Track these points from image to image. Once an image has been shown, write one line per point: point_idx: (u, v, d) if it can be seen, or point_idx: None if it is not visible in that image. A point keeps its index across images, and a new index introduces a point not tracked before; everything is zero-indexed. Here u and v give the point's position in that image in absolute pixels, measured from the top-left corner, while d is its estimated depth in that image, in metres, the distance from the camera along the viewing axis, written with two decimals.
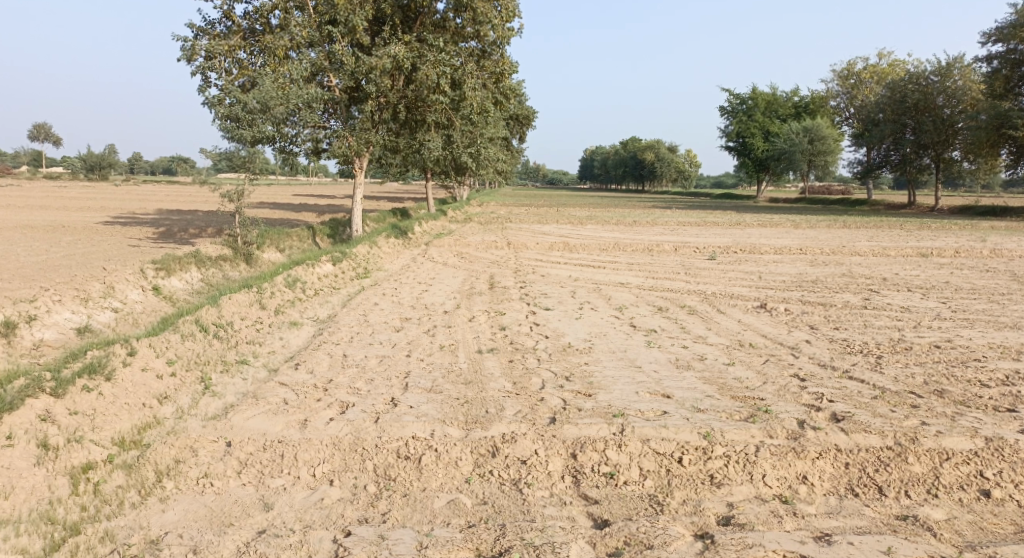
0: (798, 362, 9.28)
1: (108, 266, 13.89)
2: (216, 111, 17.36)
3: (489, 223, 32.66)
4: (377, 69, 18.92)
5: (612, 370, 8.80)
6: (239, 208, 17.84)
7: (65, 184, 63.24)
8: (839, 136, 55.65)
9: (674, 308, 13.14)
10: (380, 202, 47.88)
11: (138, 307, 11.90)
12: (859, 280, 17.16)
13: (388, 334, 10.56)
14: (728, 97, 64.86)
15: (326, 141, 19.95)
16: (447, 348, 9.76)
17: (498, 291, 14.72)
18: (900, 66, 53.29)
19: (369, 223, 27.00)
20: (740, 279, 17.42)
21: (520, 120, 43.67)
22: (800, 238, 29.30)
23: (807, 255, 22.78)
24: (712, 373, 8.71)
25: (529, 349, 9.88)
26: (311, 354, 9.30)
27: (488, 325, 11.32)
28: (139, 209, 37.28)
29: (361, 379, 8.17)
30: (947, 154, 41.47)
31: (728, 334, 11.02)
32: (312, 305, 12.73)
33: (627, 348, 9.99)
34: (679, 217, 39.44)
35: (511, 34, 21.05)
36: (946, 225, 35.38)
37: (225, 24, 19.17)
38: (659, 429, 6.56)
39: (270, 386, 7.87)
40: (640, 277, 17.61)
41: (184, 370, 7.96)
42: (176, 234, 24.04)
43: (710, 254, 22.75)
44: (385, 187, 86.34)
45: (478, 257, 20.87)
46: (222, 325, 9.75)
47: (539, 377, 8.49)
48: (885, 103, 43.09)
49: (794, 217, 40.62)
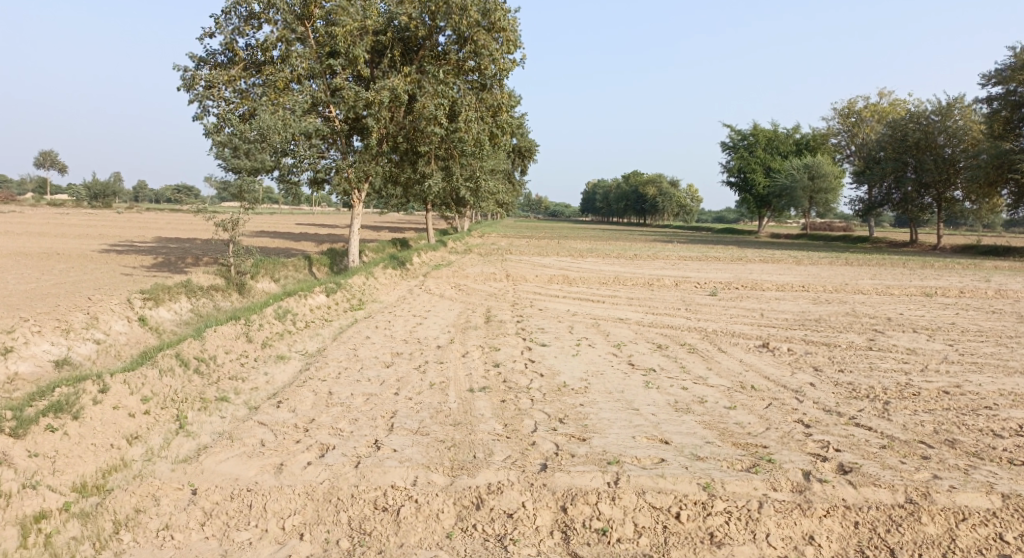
0: (802, 406, 8.90)
1: (95, 295, 13.61)
2: (213, 140, 17.21)
3: (489, 255, 32.40)
4: (376, 101, 18.82)
5: (608, 412, 8.42)
6: (234, 238, 17.61)
7: (66, 211, 63.31)
8: (840, 174, 55.70)
9: (674, 346, 12.78)
10: (380, 232, 47.78)
11: (122, 339, 11.60)
12: (863, 320, 16.81)
13: (377, 370, 10.21)
14: (730, 133, 65.18)
15: (324, 171, 19.79)
16: (437, 386, 9.39)
17: (494, 325, 14.38)
18: (900, 106, 53.52)
19: (367, 253, 26.78)
20: (741, 317, 17.07)
21: (522, 153, 43.73)
22: (802, 275, 29.02)
23: (810, 293, 22.48)
24: (713, 417, 8.33)
25: (523, 387, 9.51)
26: (295, 390, 8.95)
27: (481, 362, 10.97)
28: (138, 236, 37.15)
29: (344, 419, 7.82)
30: (949, 193, 41.35)
31: (729, 374, 10.65)
32: (301, 337, 12.39)
33: (624, 388, 9.61)
34: (680, 252, 39.24)
35: (511, 68, 21.02)
36: (949, 264, 35.07)
37: (225, 54, 19.15)
38: (656, 479, 6.20)
39: (249, 425, 7.52)
40: (639, 312, 17.27)
41: (159, 408, 7.63)
42: (172, 262, 23.81)
43: (711, 290, 22.43)
44: (386, 218, 86.45)
45: (476, 289, 20.58)
46: (205, 359, 9.42)
47: (532, 418, 8.12)
48: (886, 141, 43.13)
49: (795, 254, 40.39)
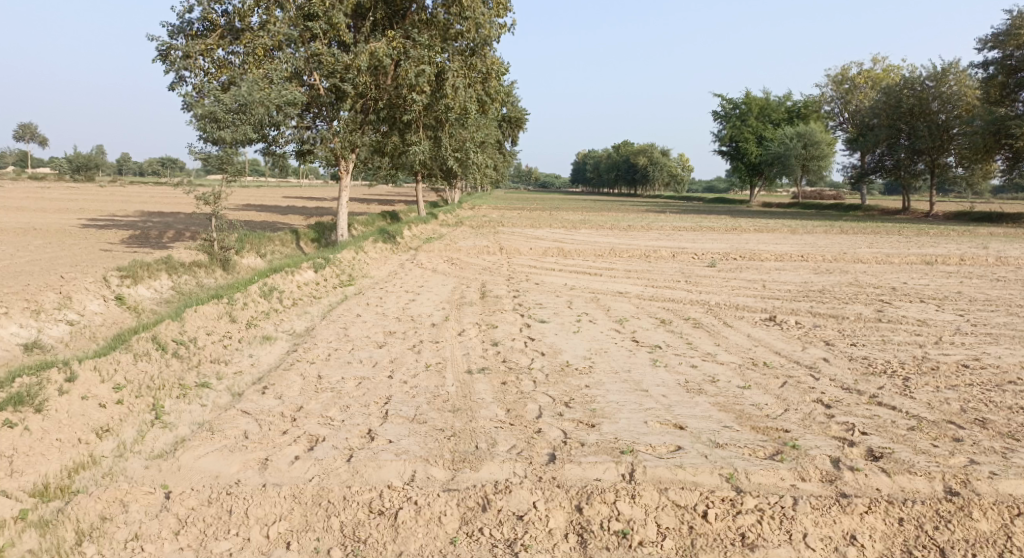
0: (819, 384, 8.43)
1: (69, 273, 12.95)
2: (190, 112, 16.34)
3: (480, 228, 31.71)
4: (359, 65, 18.01)
5: (615, 394, 7.91)
6: (216, 212, 16.79)
7: (47, 186, 61.76)
8: (833, 141, 55.13)
9: (678, 321, 12.27)
10: (370, 206, 46.98)
11: (98, 319, 10.98)
12: (868, 290, 16.38)
13: (369, 351, 9.64)
14: (721, 102, 64.39)
15: (309, 142, 18.96)
16: (434, 368, 8.84)
17: (490, 301, 13.81)
18: (894, 72, 52.79)
19: (356, 227, 26.07)
20: (743, 289, 16.59)
21: (512, 122, 42.86)
22: (800, 244, 28.63)
23: (809, 263, 22.01)
24: (727, 398, 7.83)
25: (523, 368, 8.99)
26: (281, 375, 8.37)
27: (479, 340, 10.42)
28: (120, 212, 36.20)
29: (335, 406, 7.26)
30: (942, 160, 40.91)
31: (739, 351, 10.16)
32: (288, 316, 11.81)
33: (631, 368, 9.09)
34: (674, 222, 38.68)
35: (499, 32, 20.23)
36: (944, 232, 34.72)
37: (201, 23, 18.22)
38: (675, 470, 5.75)
39: (230, 415, 6.95)
40: (638, 285, 16.77)
41: (133, 397, 7.06)
42: (154, 238, 23.05)
43: (710, 261, 21.92)
44: (376, 190, 85.26)
45: (469, 263, 20.00)
46: (184, 342, 8.81)
47: (535, 403, 7.61)
48: (880, 107, 42.45)
49: (789, 223, 39.90)
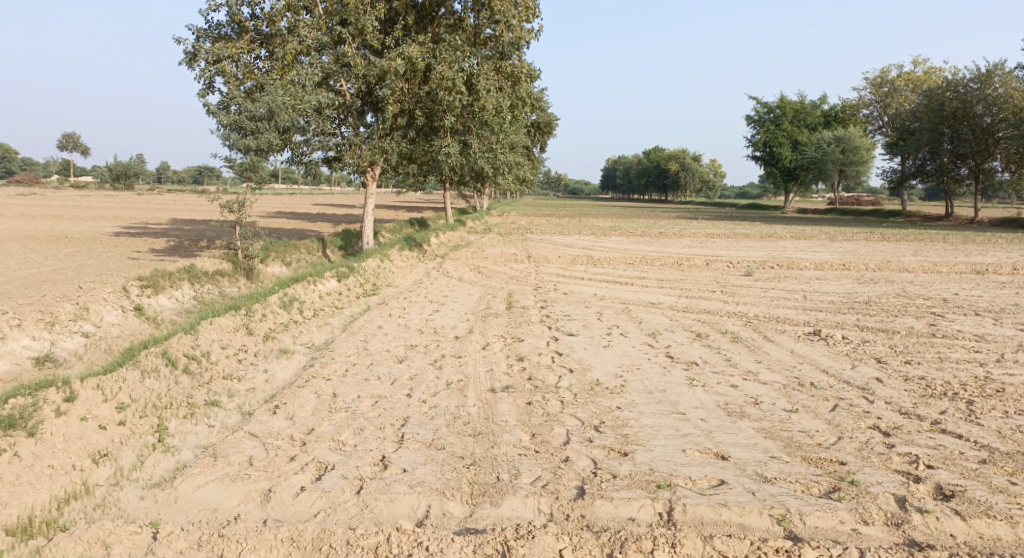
0: (872, 409, 7.74)
1: (90, 282, 12.75)
2: (216, 117, 16.12)
3: (509, 235, 31.22)
4: (389, 71, 17.72)
5: (650, 418, 7.31)
6: (240, 220, 16.53)
7: (84, 193, 62.70)
8: (871, 146, 53.63)
9: (715, 335, 11.60)
10: (400, 213, 46.82)
11: (115, 331, 10.71)
12: (917, 302, 15.51)
13: (389, 366, 9.16)
14: (755, 106, 63.13)
15: (336, 148, 18.70)
16: (455, 386, 8.33)
17: (517, 312, 13.28)
18: (936, 74, 51.24)
19: (383, 234, 25.79)
20: (783, 300, 15.82)
21: (542, 128, 42.41)
22: (839, 252, 27.62)
23: (851, 272, 21.11)
24: (773, 423, 7.19)
25: (551, 387, 8.42)
26: (295, 393, 7.92)
27: (504, 355, 9.88)
28: (153, 219, 36.48)
29: (348, 429, 6.78)
30: (986, 164, 39.41)
31: (782, 368, 9.48)
32: (308, 328, 11.40)
33: (666, 387, 8.47)
34: (707, 229, 37.76)
35: (530, 35, 19.78)
36: (991, 239, 33.29)
37: (230, 26, 18.04)
38: (718, 509, 5.18)
39: (236, 437, 6.51)
40: (671, 295, 16.11)
41: (136, 417, 6.68)
42: (182, 246, 22.99)
43: (746, 270, 21.12)
44: (406, 198, 85.32)
45: (497, 271, 19.54)
46: (196, 357, 8.42)
47: (563, 426, 7.04)
48: (922, 111, 41.04)
49: (826, 229, 38.76)
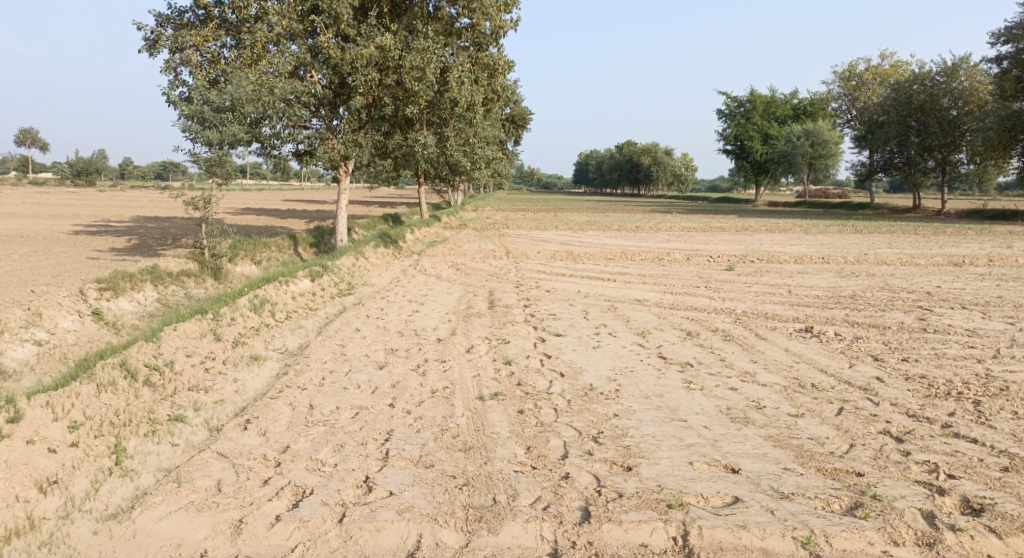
0: (879, 412, 7.39)
1: (44, 285, 11.97)
2: (178, 108, 15.37)
3: (485, 230, 30.68)
4: (362, 62, 17.08)
5: (651, 426, 6.87)
6: (205, 218, 15.75)
7: (45, 191, 60.82)
8: (839, 140, 53.98)
9: (706, 333, 11.19)
10: (373, 209, 45.94)
11: (71, 338, 9.99)
12: (902, 296, 15.32)
13: (369, 373, 8.59)
14: (725, 100, 63.28)
15: (307, 142, 18.03)
16: (440, 394, 7.80)
17: (499, 311, 12.77)
18: (903, 68, 51.76)
19: (355, 231, 25.08)
20: (767, 295, 15.51)
21: (516, 121, 41.89)
22: (815, 245, 27.55)
23: (831, 265, 20.98)
24: (781, 429, 6.79)
25: (542, 393, 7.94)
26: (267, 405, 7.32)
27: (490, 359, 9.37)
28: (115, 216, 35.19)
29: (327, 446, 6.22)
30: (953, 157, 39.80)
31: (780, 368, 9.10)
32: (280, 332, 10.77)
33: (663, 392, 8.03)
34: (682, 223, 37.58)
35: (508, 25, 19.22)
36: (961, 230, 33.57)
37: (195, 13, 17.19)
38: (738, 534, 4.80)
39: (203, 458, 5.92)
40: (655, 291, 15.74)
41: (90, 437, 6.04)
42: (146, 245, 22.09)
43: (727, 264, 20.86)
44: (377, 193, 84.22)
45: (475, 268, 19.02)
46: (158, 368, 7.76)
47: (559, 438, 6.57)
48: (890, 104, 41.26)
49: (799, 222, 38.79)
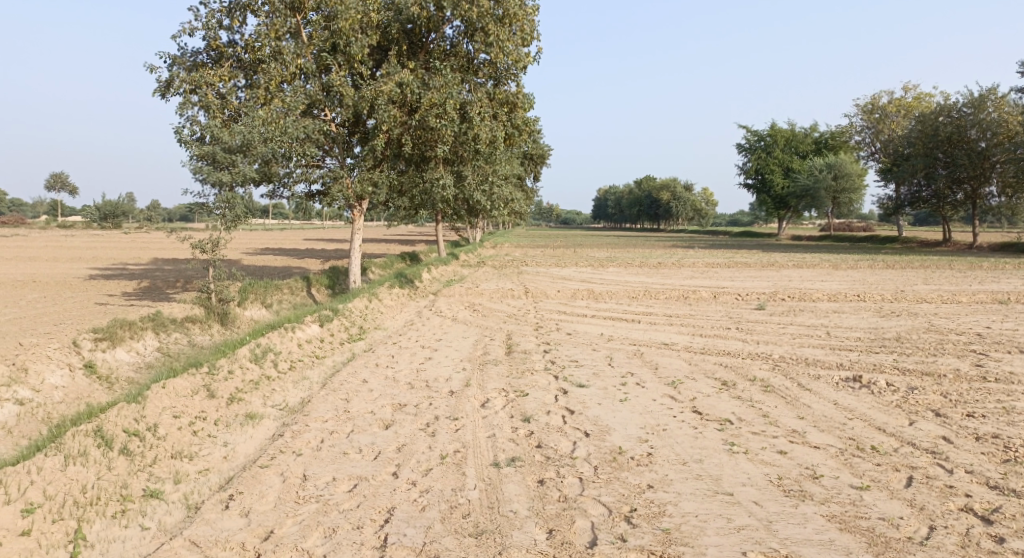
0: (955, 483, 6.42)
1: (39, 336, 11.38)
2: (189, 149, 14.77)
3: (504, 268, 29.97)
4: (377, 99, 16.57)
5: (692, 502, 5.97)
6: (213, 261, 15.13)
7: (70, 233, 61.25)
8: (863, 173, 52.86)
9: (744, 383, 10.24)
10: (392, 247, 45.48)
11: (57, 394, 9.32)
12: (951, 338, 14.22)
13: (372, 434, 7.77)
14: (745, 135, 62.57)
15: (320, 181, 17.52)
16: (451, 461, 6.95)
17: (518, 358, 11.91)
18: (927, 100, 50.79)
19: (370, 271, 24.46)
20: (805, 337, 14.51)
21: (534, 158, 41.46)
22: (846, 281, 26.45)
23: (868, 304, 19.88)
24: (844, 507, 5.86)
25: (565, 458, 7.04)
26: (255, 475, 6.52)
27: (507, 415, 8.49)
28: (133, 258, 34.96)
29: (317, 531, 5.40)
30: (983, 189, 38.55)
31: (832, 426, 8.12)
32: (282, 385, 10.01)
33: (703, 456, 7.09)
34: (704, 258, 36.63)
35: (527, 60, 18.66)
36: (997, 264, 32.19)
37: (208, 53, 16.87)
38: None
39: (172, 549, 5.15)
40: (683, 334, 14.80)
41: (47, 523, 5.33)
42: (158, 287, 21.59)
43: (757, 303, 19.88)
44: (397, 231, 84.17)
45: (493, 309, 18.24)
46: (139, 432, 7.01)
47: (585, 518, 5.69)
48: (916, 136, 40.21)
49: (826, 257, 37.67)
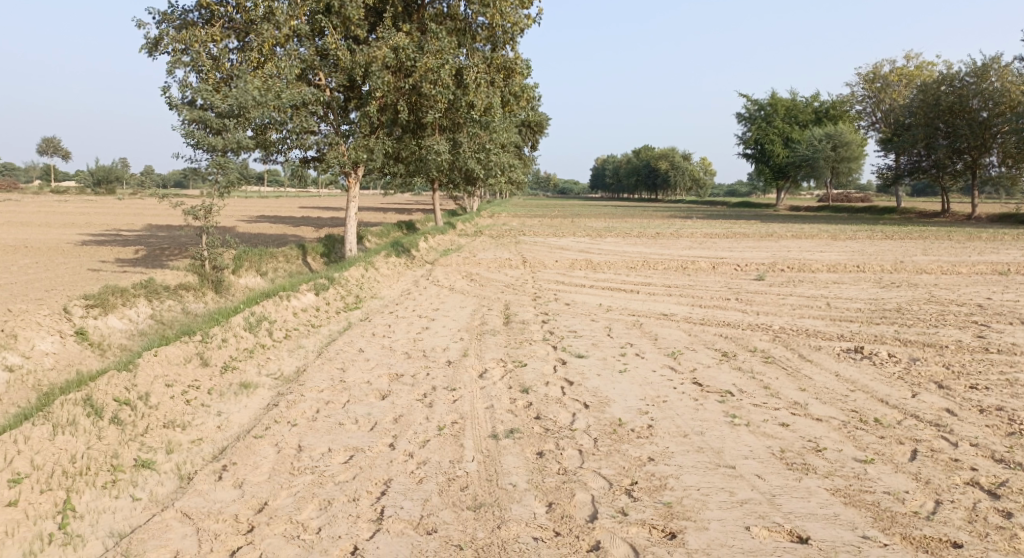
0: (960, 456, 6.32)
1: (29, 302, 11.21)
2: (180, 112, 14.45)
3: (501, 237, 29.71)
4: (372, 63, 16.21)
5: (693, 474, 5.88)
6: (206, 228, 14.88)
7: (64, 199, 60.69)
8: (863, 143, 52.40)
9: (745, 354, 10.13)
10: (389, 216, 45.12)
11: (48, 362, 9.18)
12: (951, 309, 14.11)
13: (369, 404, 7.65)
14: (745, 104, 61.87)
15: (315, 148, 17.22)
16: (448, 432, 6.83)
17: (516, 328, 11.78)
18: (930, 69, 50.13)
19: (366, 239, 24.21)
20: (805, 308, 14.38)
21: (532, 126, 40.96)
22: (846, 251, 26.29)
23: (867, 274, 19.73)
24: (849, 480, 5.78)
25: (564, 430, 6.93)
26: (248, 445, 6.40)
27: (505, 386, 8.37)
28: (127, 225, 34.58)
29: (311, 502, 5.31)
30: (984, 160, 38.23)
31: (834, 398, 8.03)
32: (277, 354, 9.87)
33: (704, 429, 6.99)
34: (703, 229, 36.39)
35: (526, 24, 18.23)
36: (996, 235, 32.00)
37: (199, 12, 16.40)
38: None
39: (163, 520, 5.07)
40: (682, 304, 14.67)
41: (34, 493, 5.23)
42: (152, 255, 21.34)
43: (757, 273, 19.74)
44: (394, 200, 83.63)
45: (490, 278, 18.08)
46: (130, 401, 6.87)
47: (586, 491, 5.59)
48: (918, 105, 39.72)
49: (825, 228, 37.45)
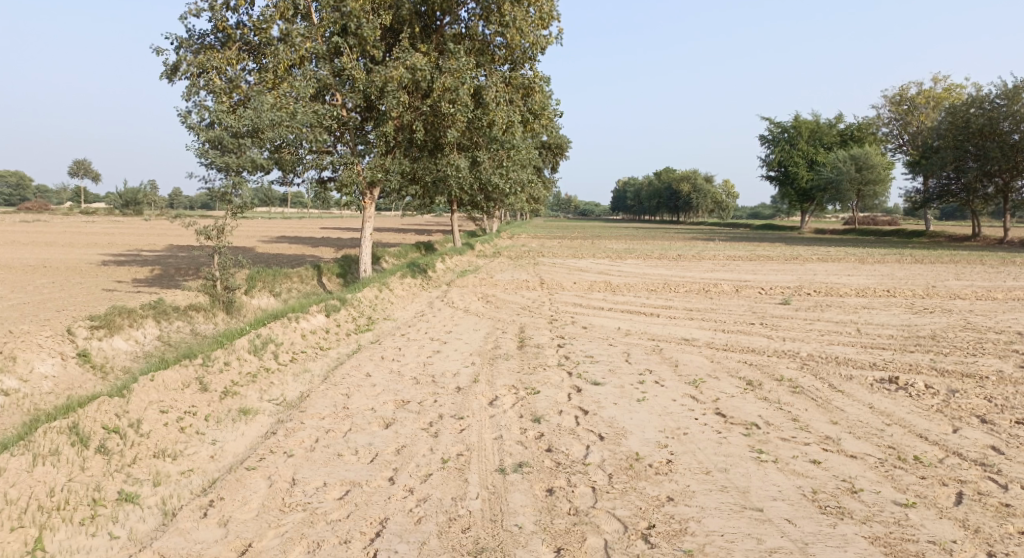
0: (1012, 501, 5.77)
1: (35, 323, 11.01)
2: (195, 134, 14.31)
3: (520, 259, 29.35)
4: (388, 82, 16.01)
5: (716, 518, 5.39)
6: (218, 249, 14.65)
7: (92, 220, 61.40)
8: (889, 165, 51.49)
9: (771, 383, 9.58)
10: (409, 237, 45.00)
11: (46, 385, 8.91)
12: (989, 337, 13.42)
13: (371, 434, 7.24)
14: (768, 126, 61.24)
15: (331, 168, 17.02)
16: (452, 465, 6.41)
17: (530, 353, 11.34)
18: (958, 91, 49.24)
19: (382, 261, 23.95)
20: (834, 334, 13.78)
21: (552, 148, 40.74)
22: (874, 276, 25.53)
23: (898, 299, 19.02)
24: (889, 527, 5.27)
25: (577, 464, 6.47)
26: (240, 477, 6.03)
27: (516, 415, 7.92)
28: (149, 245, 34.72)
29: (299, 545, 4.92)
30: (1015, 183, 37.25)
31: (869, 433, 7.47)
32: (282, 378, 9.52)
33: (729, 465, 6.48)
34: (726, 251, 35.74)
35: (545, 42, 17.98)
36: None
37: (216, 36, 16.36)
38: None
39: None
40: (705, 329, 14.13)
41: (4, 532, 4.90)
42: (169, 275, 21.23)
43: (782, 297, 19.12)
44: (415, 221, 83.76)
45: (507, 301, 17.68)
46: (120, 429, 6.54)
47: (598, 535, 5.13)
48: (946, 128, 38.90)
49: (852, 251, 36.57)
